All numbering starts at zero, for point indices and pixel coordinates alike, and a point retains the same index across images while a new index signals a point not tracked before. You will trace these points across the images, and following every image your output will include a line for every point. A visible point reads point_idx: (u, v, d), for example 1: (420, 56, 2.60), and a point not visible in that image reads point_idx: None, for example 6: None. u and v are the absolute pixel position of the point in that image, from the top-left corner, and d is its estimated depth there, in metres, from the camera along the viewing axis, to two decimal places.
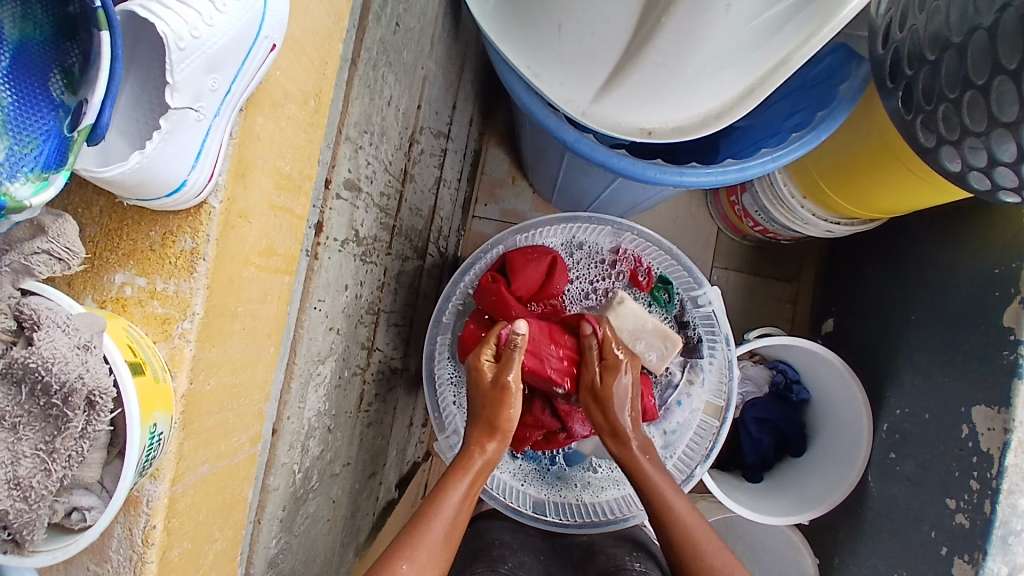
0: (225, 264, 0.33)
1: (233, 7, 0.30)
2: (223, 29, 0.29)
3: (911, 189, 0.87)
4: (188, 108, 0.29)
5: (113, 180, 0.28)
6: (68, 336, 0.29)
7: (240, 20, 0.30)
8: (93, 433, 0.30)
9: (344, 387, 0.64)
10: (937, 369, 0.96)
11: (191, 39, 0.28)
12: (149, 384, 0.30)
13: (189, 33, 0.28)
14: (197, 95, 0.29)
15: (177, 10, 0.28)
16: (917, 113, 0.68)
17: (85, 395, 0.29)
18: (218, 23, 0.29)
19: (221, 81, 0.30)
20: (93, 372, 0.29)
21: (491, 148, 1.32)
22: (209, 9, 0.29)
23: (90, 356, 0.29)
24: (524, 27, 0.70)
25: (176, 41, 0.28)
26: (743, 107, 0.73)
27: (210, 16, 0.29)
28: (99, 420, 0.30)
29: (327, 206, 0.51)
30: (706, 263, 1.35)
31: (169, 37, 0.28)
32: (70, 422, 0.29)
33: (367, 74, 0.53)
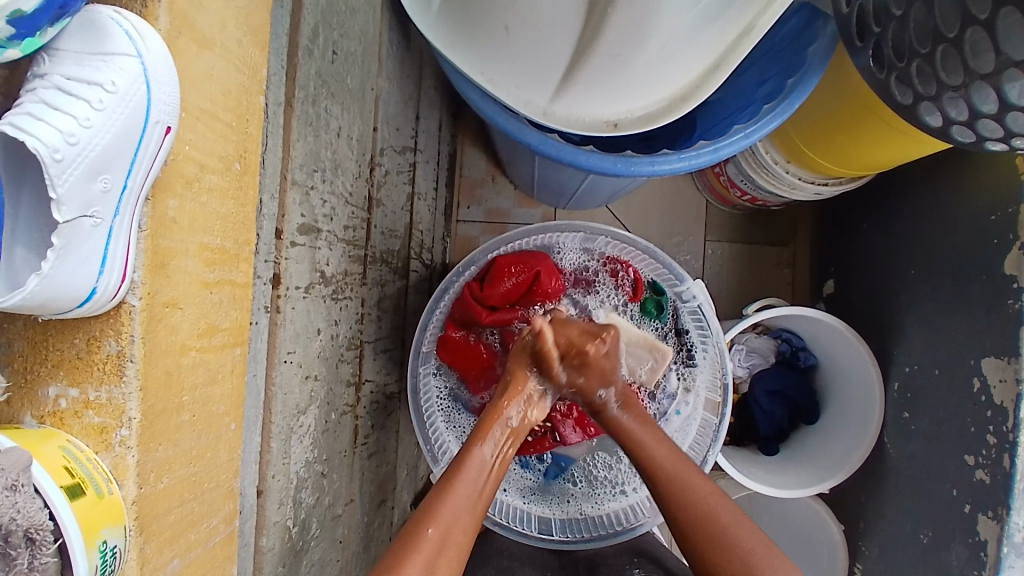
0: (157, 361, 0.31)
1: (110, 103, 0.30)
2: (103, 127, 0.30)
3: (893, 144, 0.84)
4: (82, 217, 0.29)
5: (15, 308, 0.27)
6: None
7: (120, 115, 0.30)
8: (41, 566, 0.28)
9: (333, 429, 0.63)
10: (941, 323, 0.94)
11: (66, 148, 0.28)
12: (92, 503, 0.29)
13: (64, 142, 0.28)
14: (88, 202, 0.29)
15: (49, 119, 0.29)
16: (889, 71, 0.64)
17: (23, 534, 0.27)
18: (96, 122, 0.30)
19: (114, 179, 0.29)
20: (26, 510, 0.27)
21: (466, 149, 1.30)
22: (86, 110, 0.30)
23: (19, 495, 0.27)
24: (469, 33, 0.68)
25: (51, 154, 0.28)
26: (709, 84, 0.70)
27: (86, 116, 0.29)
28: (45, 553, 0.28)
29: (281, 256, 0.49)
30: (698, 238, 1.32)
31: (42, 151, 0.28)
32: (16, 560, 0.27)
33: (306, 112, 0.51)
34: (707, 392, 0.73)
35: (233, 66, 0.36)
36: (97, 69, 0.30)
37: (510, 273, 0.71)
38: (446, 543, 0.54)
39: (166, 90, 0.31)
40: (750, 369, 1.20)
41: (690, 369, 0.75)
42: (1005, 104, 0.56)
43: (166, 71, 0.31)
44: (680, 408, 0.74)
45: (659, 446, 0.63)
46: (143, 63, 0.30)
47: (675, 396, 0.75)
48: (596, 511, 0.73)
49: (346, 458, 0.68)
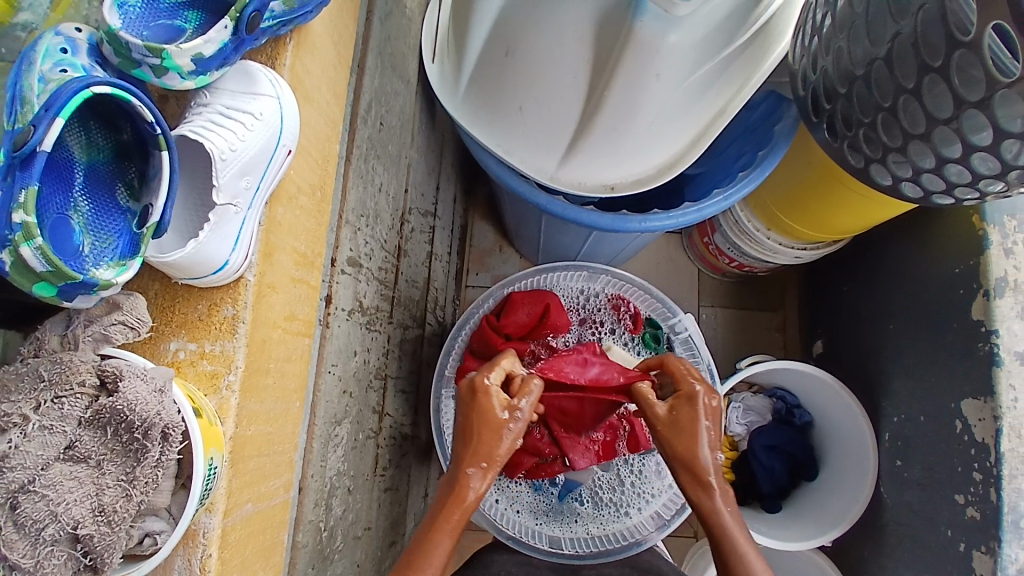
0: (259, 326, 0.39)
1: (258, 126, 0.40)
2: (252, 143, 0.40)
3: (857, 207, 0.95)
4: (228, 204, 0.38)
5: (173, 263, 0.35)
6: (146, 383, 0.35)
7: (263, 136, 0.40)
8: (166, 461, 0.35)
9: (360, 449, 0.68)
10: (923, 372, 1.00)
11: (229, 152, 0.39)
12: (206, 426, 0.36)
13: (228, 148, 0.39)
14: (234, 194, 0.38)
15: (218, 131, 0.39)
16: (843, 139, 0.77)
17: (161, 429, 0.34)
18: (248, 138, 0.39)
19: (252, 180, 0.39)
20: (167, 408, 0.35)
21: (477, 221, 1.43)
22: (241, 129, 0.39)
23: (164, 398, 0.35)
24: (491, 111, 0.81)
25: (219, 154, 0.38)
26: (691, 153, 0.83)
27: (241, 133, 0.39)
28: (172, 450, 0.35)
29: (334, 280, 0.58)
30: (692, 303, 1.42)
31: (215, 151, 0.38)
32: (149, 451, 0.34)
33: (359, 166, 0.62)
34: None
35: (322, 119, 0.48)
36: (248, 102, 0.40)
37: (523, 305, 0.80)
38: None
39: (291, 124, 0.41)
40: (748, 427, 1.25)
41: None
42: (941, 160, 0.67)
43: (292, 112, 0.41)
44: None
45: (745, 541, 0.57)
46: (281, 103, 0.41)
47: None
48: (600, 531, 0.76)
49: (368, 482, 0.73)
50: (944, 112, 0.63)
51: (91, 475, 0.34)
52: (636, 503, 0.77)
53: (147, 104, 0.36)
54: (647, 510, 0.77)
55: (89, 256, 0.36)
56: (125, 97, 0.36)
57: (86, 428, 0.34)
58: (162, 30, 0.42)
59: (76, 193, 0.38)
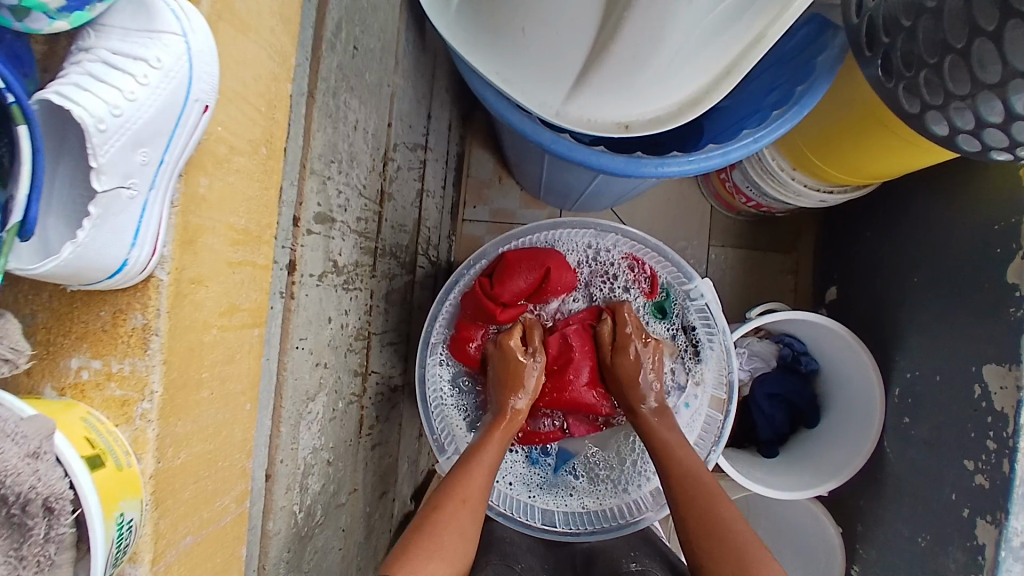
0: (179, 337, 0.32)
1: (155, 79, 0.31)
2: (146, 101, 0.30)
3: (898, 153, 0.85)
4: (120, 187, 0.30)
5: (48, 275, 0.28)
6: (17, 445, 0.28)
7: (164, 90, 0.31)
8: (57, 536, 0.29)
9: (340, 418, 0.64)
10: (944, 332, 0.94)
11: (111, 119, 0.29)
12: (111, 475, 0.30)
13: (109, 113, 0.29)
14: (126, 173, 0.30)
15: (94, 89, 0.29)
16: (898, 80, 0.65)
17: (41, 503, 0.28)
18: (140, 95, 0.30)
19: (151, 153, 0.30)
20: (46, 478, 0.28)
21: (475, 149, 1.31)
22: (131, 82, 0.30)
23: (40, 464, 0.28)
24: (488, 33, 0.69)
25: (95, 125, 0.29)
26: (719, 90, 0.71)
27: (131, 89, 0.30)
28: (61, 524, 0.29)
29: (298, 243, 0.50)
30: (702, 243, 1.33)
31: (87, 121, 0.29)
32: (32, 531, 0.28)
33: (327, 104, 0.52)
34: (714, 389, 0.74)
35: (266, 54, 0.38)
36: (143, 45, 0.31)
37: (521, 270, 0.72)
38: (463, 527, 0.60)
39: (206, 71, 0.32)
40: (752, 372, 1.20)
41: (697, 365, 0.75)
42: (1011, 115, 0.57)
43: (207, 53, 0.32)
44: (688, 402, 0.75)
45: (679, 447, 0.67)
46: (187, 43, 0.31)
47: (683, 388, 0.75)
48: (597, 506, 0.73)
49: (351, 448, 0.69)
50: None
51: None
52: (637, 480, 0.74)
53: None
54: (649, 486, 0.73)
55: None
56: None
57: None
58: None
59: None
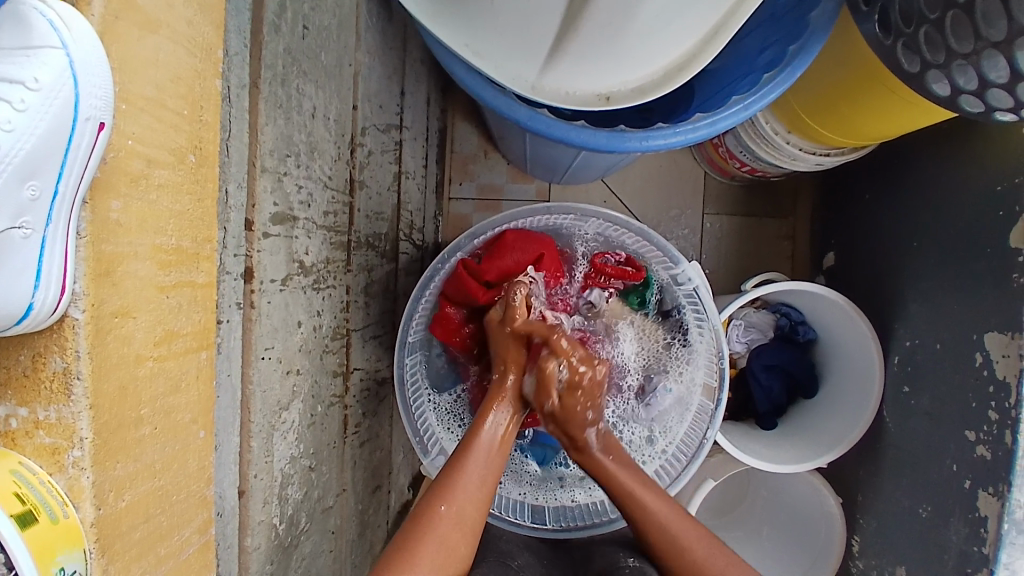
0: (106, 377, 0.29)
1: (33, 102, 0.28)
2: (26, 130, 0.27)
3: (899, 114, 0.80)
4: (11, 229, 0.27)
5: None
6: None
7: (47, 114, 0.28)
8: None
9: (319, 423, 0.61)
10: (946, 299, 0.91)
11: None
12: (46, 529, 0.28)
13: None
14: (16, 212, 0.27)
15: None
16: (896, 37, 0.61)
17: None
18: (18, 124, 0.27)
19: (42, 186, 0.27)
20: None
21: (457, 123, 1.25)
22: (8, 111, 0.27)
23: None
24: (453, 2, 0.64)
25: None
26: (707, 52, 0.66)
27: (8, 118, 0.27)
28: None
29: (254, 249, 0.46)
30: (696, 212, 1.29)
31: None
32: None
33: (275, 93, 0.48)
34: (704, 376, 0.72)
35: (182, 49, 0.34)
36: (20, 65, 0.28)
37: (512, 250, 0.69)
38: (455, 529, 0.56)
39: (99, 84, 0.29)
40: (749, 344, 1.18)
41: (687, 349, 0.73)
42: (1017, 73, 0.53)
43: (97, 63, 0.28)
44: (672, 387, 0.72)
45: (643, 487, 0.62)
46: (69, 56, 0.28)
47: (669, 373, 0.73)
48: (588, 500, 0.72)
49: (336, 449, 0.67)
50: None
51: None
52: None
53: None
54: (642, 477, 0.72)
55: None
56: None
57: None
58: None
59: None
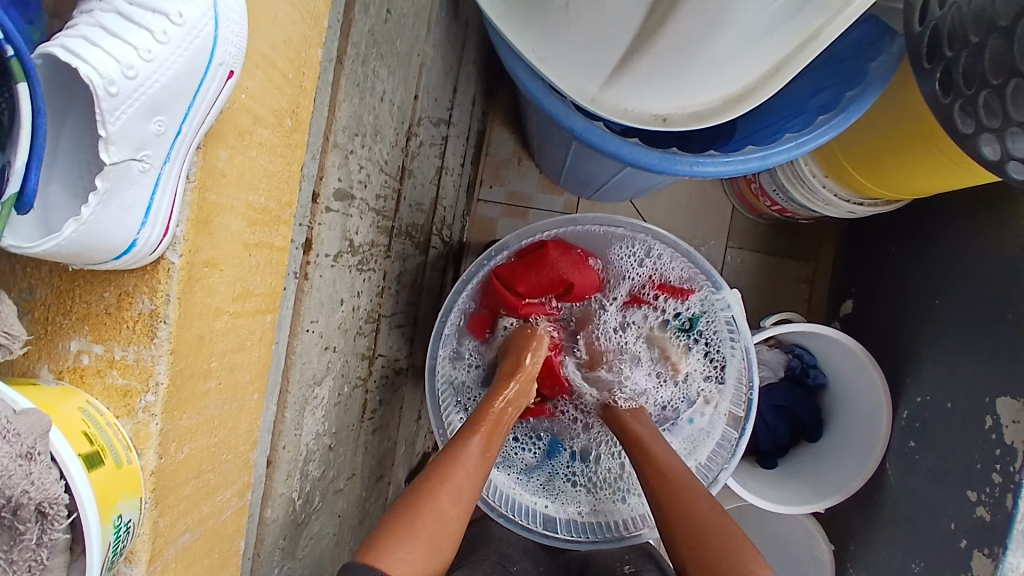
0: (190, 324, 0.30)
1: (175, 36, 0.28)
2: (164, 62, 0.28)
3: (945, 173, 0.81)
4: (130, 160, 0.27)
5: (46, 253, 0.26)
6: (8, 443, 0.24)
7: (185, 51, 0.28)
8: (50, 542, 0.25)
9: (344, 403, 0.61)
10: (963, 360, 0.91)
11: (123, 81, 0.26)
12: (110, 473, 0.28)
13: (121, 74, 0.26)
14: (139, 144, 0.27)
15: (106, 47, 0.26)
16: (957, 97, 0.62)
17: (34, 507, 0.25)
18: (157, 55, 0.27)
19: (168, 123, 0.28)
20: (40, 482, 0.25)
21: (496, 127, 1.26)
22: (148, 41, 0.27)
23: (34, 466, 0.25)
24: (527, 5, 0.64)
25: (105, 87, 0.26)
26: (768, 86, 0.67)
27: (147, 48, 0.27)
28: (56, 529, 0.26)
29: (315, 221, 0.47)
30: (721, 245, 1.30)
31: (97, 82, 0.25)
32: (23, 535, 0.25)
33: (356, 72, 0.48)
34: (730, 407, 0.72)
35: (297, 15, 0.34)
36: None
37: (557, 259, 0.71)
38: (463, 484, 0.58)
39: (235, 28, 0.29)
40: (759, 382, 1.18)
41: (716, 384, 0.75)
42: None
43: (235, 9, 0.29)
44: (695, 417, 0.76)
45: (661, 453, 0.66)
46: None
47: (692, 404, 0.76)
48: (594, 515, 0.73)
49: (354, 432, 0.67)
50: None
51: None
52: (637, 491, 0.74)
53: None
54: None
55: None
56: None
57: None
58: None
59: None
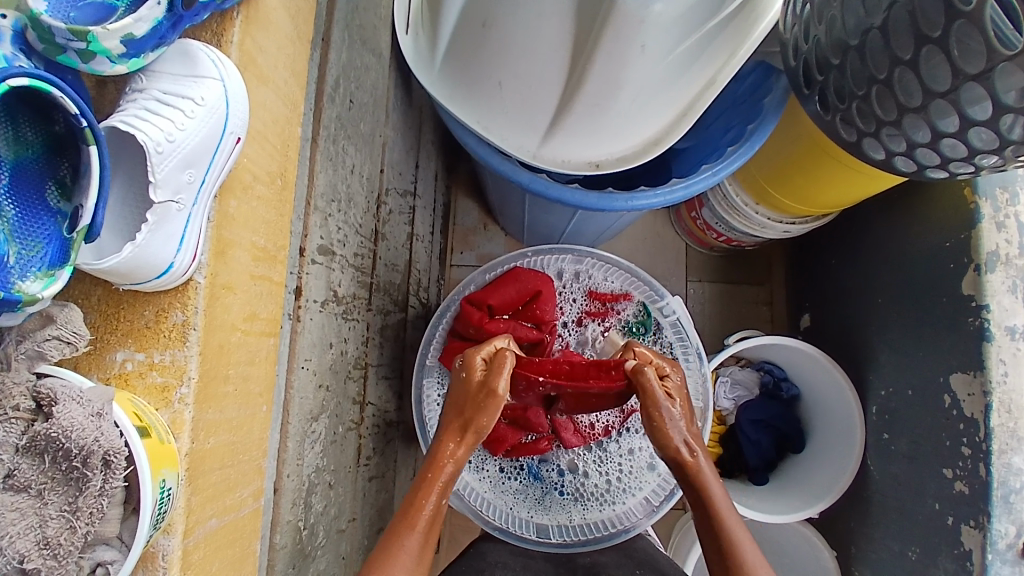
0: (211, 333, 0.38)
1: (201, 113, 0.37)
2: (194, 131, 0.37)
3: (850, 180, 0.93)
4: (170, 201, 0.36)
5: (111, 270, 0.34)
6: (83, 406, 0.33)
7: (208, 122, 0.38)
8: (110, 490, 0.34)
9: (340, 442, 0.66)
10: (912, 345, 0.99)
11: (166, 143, 0.36)
12: (156, 445, 0.35)
13: (165, 139, 0.36)
14: (175, 190, 0.36)
15: (153, 121, 0.36)
16: (835, 112, 0.74)
17: (102, 455, 0.33)
18: (189, 126, 0.37)
19: (196, 174, 0.37)
20: (107, 434, 0.33)
21: (460, 198, 1.39)
22: (181, 116, 0.37)
23: (102, 422, 0.33)
24: (467, 84, 0.77)
25: (155, 146, 0.36)
26: (679, 128, 0.79)
27: (181, 121, 0.37)
28: (116, 477, 0.34)
29: (304, 271, 0.55)
30: (680, 279, 1.40)
31: (149, 143, 0.35)
32: (90, 481, 0.33)
33: (328, 148, 0.59)
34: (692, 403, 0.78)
35: (277, 101, 0.44)
36: (189, 87, 0.38)
37: (515, 283, 0.78)
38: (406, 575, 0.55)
39: (240, 109, 0.39)
40: (736, 401, 1.24)
41: None
42: (937, 133, 0.64)
43: (240, 95, 0.39)
44: None
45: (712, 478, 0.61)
46: (227, 86, 0.38)
47: None
48: (583, 520, 0.76)
49: (351, 475, 0.71)
50: (941, 85, 0.60)
51: (33, 506, 0.33)
52: (622, 493, 0.77)
53: (71, 95, 0.34)
54: (636, 496, 0.77)
55: (15, 267, 0.34)
56: (46, 88, 0.33)
57: (23, 456, 0.34)
58: (89, 11, 0.37)
59: (2, 197, 0.35)
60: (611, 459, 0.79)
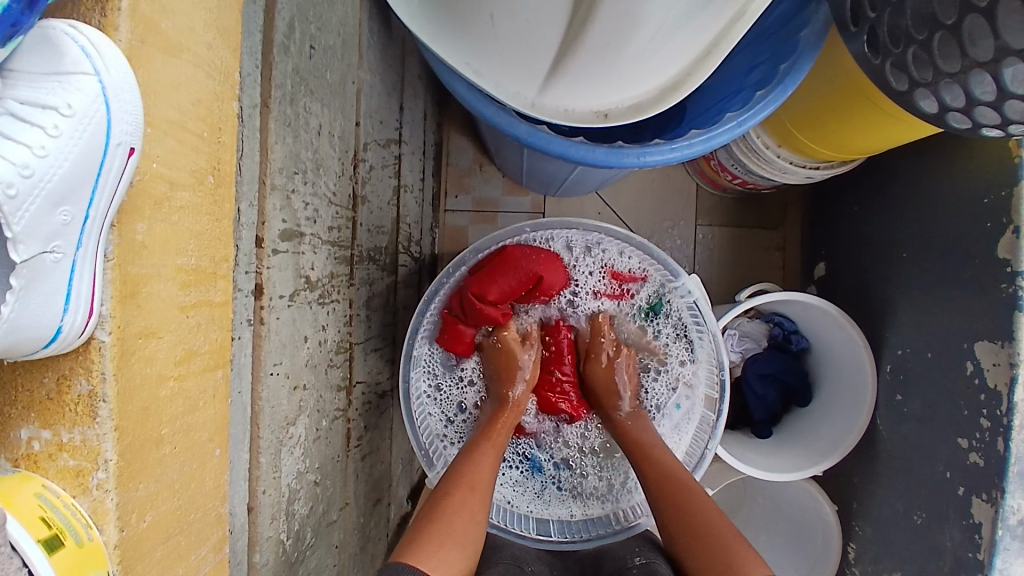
0: (127, 403, 0.35)
1: (66, 128, 0.33)
2: (58, 154, 0.33)
3: (890, 127, 0.82)
4: (42, 253, 0.32)
5: None
6: None
7: (78, 138, 0.33)
8: None
9: (325, 437, 0.61)
10: (934, 306, 0.92)
11: (20, 180, 0.32)
12: (74, 552, 0.32)
13: (19, 173, 0.32)
14: (48, 238, 0.32)
15: (8, 151, 0.32)
16: (885, 57, 0.62)
17: None
18: (51, 149, 0.33)
19: (72, 212, 0.33)
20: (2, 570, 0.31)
21: (454, 135, 1.26)
22: (42, 137, 0.33)
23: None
24: (452, 20, 0.65)
25: (6, 189, 0.31)
26: (702, 70, 0.68)
27: (41, 145, 0.33)
28: None
29: (263, 266, 0.47)
30: (689, 223, 1.30)
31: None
32: None
33: (285, 112, 0.49)
34: (706, 389, 0.76)
35: None
36: (53, 93, 0.33)
37: (515, 267, 0.71)
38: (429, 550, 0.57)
39: (125, 109, 0.34)
40: (743, 354, 1.17)
41: (692, 366, 0.77)
42: (1003, 92, 0.54)
43: (121, 93, 0.33)
44: (679, 403, 0.78)
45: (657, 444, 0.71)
46: (101, 83, 0.33)
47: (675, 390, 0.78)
48: (585, 516, 0.76)
49: (341, 463, 0.67)
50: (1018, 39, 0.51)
51: None
52: (627, 490, 0.76)
53: None
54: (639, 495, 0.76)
55: None
56: None
57: None
58: None
59: None
60: (610, 453, 0.79)
